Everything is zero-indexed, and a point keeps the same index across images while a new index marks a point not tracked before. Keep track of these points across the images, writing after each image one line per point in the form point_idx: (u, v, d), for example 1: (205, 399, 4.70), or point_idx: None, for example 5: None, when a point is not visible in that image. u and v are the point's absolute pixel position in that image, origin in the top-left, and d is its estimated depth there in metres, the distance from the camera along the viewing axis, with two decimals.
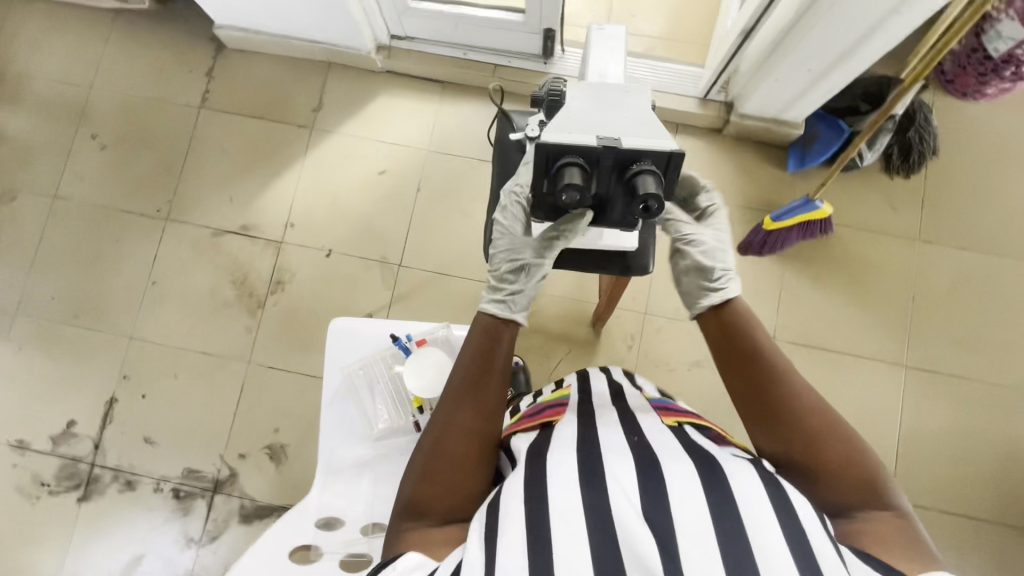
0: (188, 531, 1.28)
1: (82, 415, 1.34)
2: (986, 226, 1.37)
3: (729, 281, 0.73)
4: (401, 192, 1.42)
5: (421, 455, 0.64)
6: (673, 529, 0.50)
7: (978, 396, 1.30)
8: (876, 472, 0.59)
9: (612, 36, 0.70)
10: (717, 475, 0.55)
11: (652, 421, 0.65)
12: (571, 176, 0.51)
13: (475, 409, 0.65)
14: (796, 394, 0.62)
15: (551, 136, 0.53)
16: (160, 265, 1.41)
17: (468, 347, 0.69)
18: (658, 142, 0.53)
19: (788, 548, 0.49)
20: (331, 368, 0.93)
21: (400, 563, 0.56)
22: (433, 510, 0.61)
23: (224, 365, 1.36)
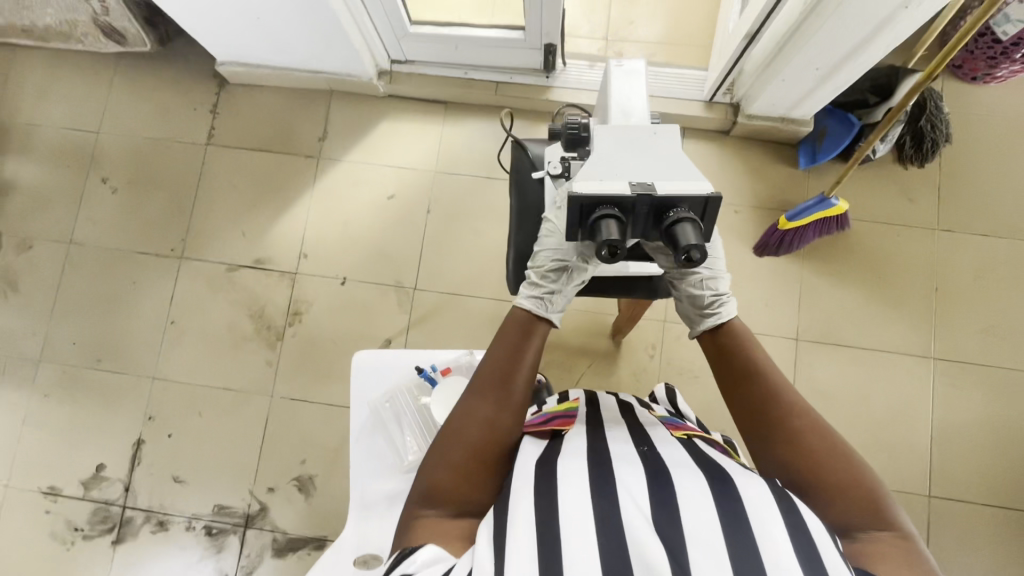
0: (222, 567, 1.29)
1: (110, 458, 1.35)
2: (1005, 210, 1.35)
3: (724, 304, 0.73)
4: (411, 216, 1.42)
5: (440, 444, 0.64)
6: (683, 542, 0.49)
7: (1009, 384, 1.28)
8: (879, 492, 0.57)
9: (632, 70, 0.67)
10: (726, 482, 0.55)
11: (663, 433, 0.65)
12: (611, 230, 0.51)
13: (499, 404, 0.65)
14: (793, 412, 0.63)
15: (585, 186, 0.54)
16: (178, 304, 1.42)
17: (499, 344, 0.69)
18: (692, 187, 0.53)
19: (795, 552, 0.49)
20: (358, 404, 0.93)
21: (418, 555, 0.54)
22: (449, 502, 0.61)
23: (248, 400, 1.36)
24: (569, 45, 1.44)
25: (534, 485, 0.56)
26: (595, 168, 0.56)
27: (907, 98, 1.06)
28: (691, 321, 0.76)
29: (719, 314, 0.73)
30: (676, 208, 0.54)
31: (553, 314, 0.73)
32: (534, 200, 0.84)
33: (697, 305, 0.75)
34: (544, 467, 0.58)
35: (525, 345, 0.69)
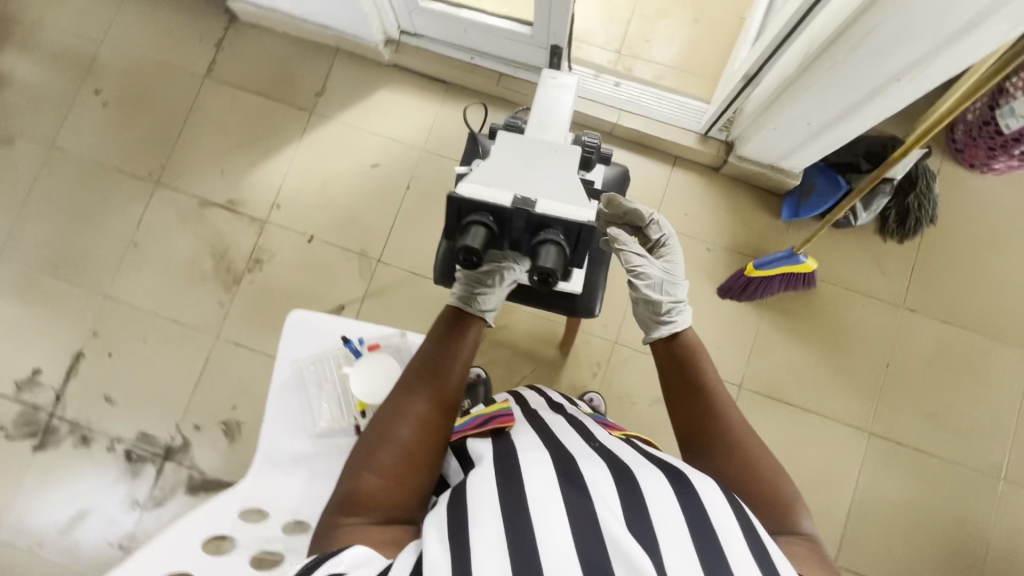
0: (134, 494, 1.30)
1: (47, 365, 1.36)
2: (974, 302, 1.35)
3: (681, 313, 0.74)
4: (390, 188, 1.42)
5: (367, 444, 0.60)
6: (655, 535, 0.50)
7: (939, 473, 1.28)
8: (796, 500, 0.58)
9: (563, 86, 0.67)
10: (688, 487, 0.54)
11: (605, 432, 0.67)
12: (475, 236, 0.50)
13: (431, 399, 0.63)
14: (733, 424, 0.62)
15: (467, 187, 0.53)
16: (144, 229, 1.42)
17: (432, 341, 0.68)
18: (570, 210, 0.52)
19: (754, 556, 0.49)
20: (281, 361, 0.93)
21: (346, 556, 0.50)
22: (375, 506, 0.56)
23: (192, 336, 1.37)
24: (581, 51, 1.43)
25: (496, 479, 0.54)
26: (484, 173, 0.55)
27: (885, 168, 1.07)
28: (645, 327, 0.76)
29: (676, 323, 0.73)
30: (550, 229, 0.52)
31: (485, 311, 0.74)
32: None
33: (654, 311, 0.75)
34: (506, 460, 0.56)
35: (459, 339, 0.68)
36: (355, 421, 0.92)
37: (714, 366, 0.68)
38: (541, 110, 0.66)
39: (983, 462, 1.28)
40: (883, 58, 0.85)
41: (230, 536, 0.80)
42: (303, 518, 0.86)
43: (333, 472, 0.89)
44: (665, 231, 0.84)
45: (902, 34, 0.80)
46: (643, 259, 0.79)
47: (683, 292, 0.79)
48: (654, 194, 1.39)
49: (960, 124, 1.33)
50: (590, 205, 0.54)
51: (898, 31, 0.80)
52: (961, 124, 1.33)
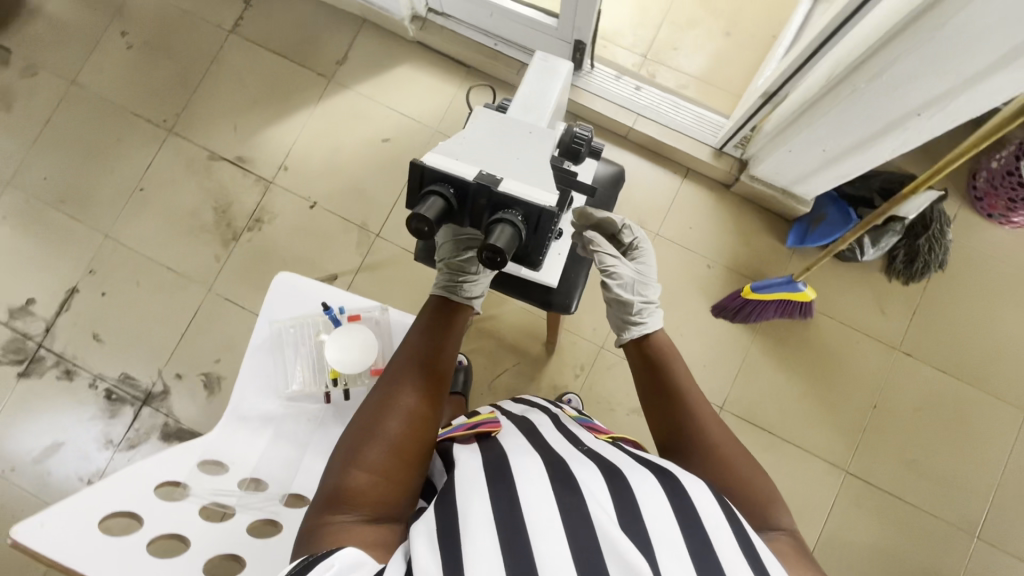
0: (109, 433, 1.32)
1: (42, 296, 1.38)
2: (973, 355, 1.31)
3: (651, 315, 0.72)
4: (398, 164, 1.41)
5: (356, 441, 0.57)
6: (649, 536, 0.49)
7: (913, 523, 1.25)
8: (771, 491, 0.58)
9: (554, 73, 0.65)
10: (681, 491, 0.53)
11: (592, 438, 0.67)
12: (430, 207, 0.48)
13: (420, 393, 0.62)
14: (705, 423, 0.61)
15: (432, 158, 0.50)
16: (152, 175, 1.43)
17: (417, 335, 0.67)
18: (535, 193, 0.49)
19: (749, 560, 0.49)
20: (262, 320, 0.93)
21: (338, 560, 0.47)
22: (363, 502, 0.54)
23: (185, 286, 1.38)
24: (606, 51, 1.41)
25: (487, 480, 0.54)
26: (453, 146, 0.53)
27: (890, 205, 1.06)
28: (616, 329, 0.74)
29: (646, 324, 0.71)
30: (510, 210, 0.49)
31: (470, 299, 0.73)
32: None
33: (624, 313, 0.73)
34: (497, 463, 0.56)
35: (445, 333, 0.68)
36: (325, 389, 0.91)
37: (684, 360, 0.66)
38: (529, 93, 0.64)
39: (960, 518, 1.25)
40: (904, 89, 0.83)
41: (184, 484, 0.81)
42: (260, 477, 0.86)
43: (297, 437, 0.89)
44: (638, 234, 0.81)
45: (925, 66, 0.78)
46: (615, 260, 0.77)
47: (654, 294, 0.77)
48: (661, 204, 1.37)
49: (983, 171, 1.30)
50: (556, 191, 0.51)
51: (925, 62, 0.78)
52: (985, 170, 1.30)
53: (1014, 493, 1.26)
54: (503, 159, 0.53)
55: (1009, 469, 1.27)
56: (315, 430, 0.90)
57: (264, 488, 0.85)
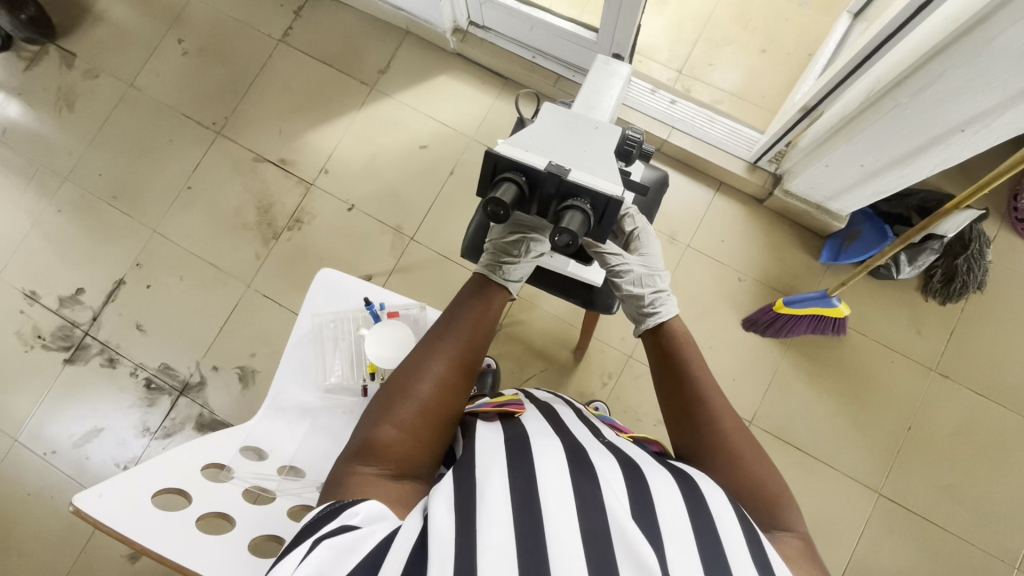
0: (147, 421, 1.36)
1: (91, 286, 1.44)
2: (1012, 379, 1.28)
3: (663, 301, 0.71)
4: (434, 170, 1.45)
5: (387, 399, 0.61)
6: (659, 530, 0.49)
7: (948, 550, 1.21)
8: (782, 487, 0.57)
9: (615, 72, 0.67)
10: (694, 488, 0.54)
11: (614, 434, 0.68)
12: (504, 192, 0.50)
13: (452, 361, 0.64)
14: (718, 411, 0.60)
15: (505, 149, 0.53)
16: (199, 174, 1.49)
17: (457, 307, 0.69)
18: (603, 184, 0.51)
19: (755, 560, 0.49)
20: (303, 313, 0.96)
21: (361, 509, 0.51)
22: (388, 457, 0.57)
23: (225, 281, 1.43)
24: (642, 65, 1.44)
25: (507, 456, 0.55)
26: (524, 138, 0.55)
27: (931, 221, 1.04)
28: (634, 322, 0.73)
29: (660, 312, 0.70)
30: (578, 197, 0.51)
31: (508, 281, 0.75)
32: None
33: (638, 305, 0.72)
34: (516, 441, 0.58)
35: (481, 308, 0.70)
36: (362, 381, 0.94)
37: (696, 345, 0.66)
38: (589, 91, 0.66)
39: (998, 548, 1.21)
40: (948, 104, 0.84)
41: (229, 467, 0.83)
42: (299, 464, 0.87)
43: (334, 429, 0.91)
44: (638, 221, 0.79)
45: (973, 81, 0.79)
46: (621, 257, 0.76)
47: (667, 281, 0.76)
48: (692, 216, 1.38)
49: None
50: (620, 181, 0.53)
51: (976, 76, 0.78)
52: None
53: None
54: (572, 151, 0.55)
55: None
56: (350, 422, 0.91)
57: (303, 475, 0.85)
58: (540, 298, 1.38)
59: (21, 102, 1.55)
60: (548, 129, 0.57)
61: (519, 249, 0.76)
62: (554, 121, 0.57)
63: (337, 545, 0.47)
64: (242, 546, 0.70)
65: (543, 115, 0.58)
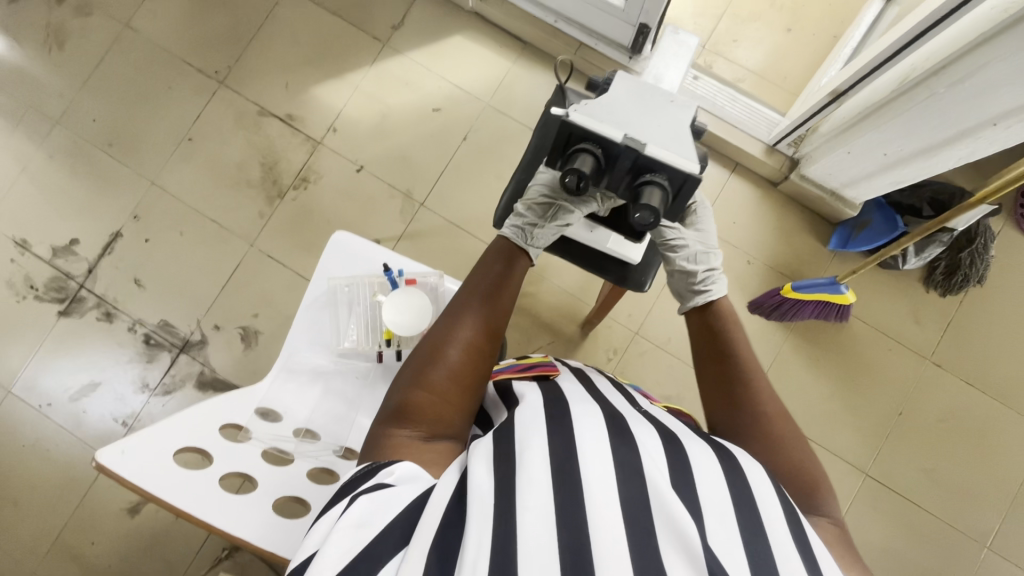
0: (146, 377, 1.34)
1: (86, 237, 1.38)
2: (1002, 371, 1.33)
3: (715, 280, 0.73)
4: (447, 135, 1.41)
5: (415, 366, 0.60)
6: (699, 506, 0.50)
7: (926, 529, 1.28)
8: (819, 474, 0.59)
9: (682, 45, 0.66)
10: (734, 464, 0.55)
11: (647, 403, 0.69)
12: (582, 163, 0.49)
13: (480, 326, 0.63)
14: (760, 385, 0.62)
15: (581, 116, 0.51)
16: (200, 125, 1.43)
17: (479, 272, 0.68)
18: (682, 160, 0.50)
19: (793, 537, 0.50)
20: (318, 276, 0.94)
21: (396, 468, 0.51)
22: (421, 420, 0.56)
23: (228, 240, 1.39)
24: None
25: (546, 418, 0.55)
26: (598, 104, 0.54)
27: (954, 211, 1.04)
28: (683, 297, 0.75)
29: (712, 291, 0.72)
30: (654, 172, 0.51)
31: (531, 247, 0.73)
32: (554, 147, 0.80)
33: (689, 281, 0.74)
34: (555, 403, 0.57)
35: (505, 275, 0.68)
36: (378, 348, 0.93)
37: (741, 327, 0.68)
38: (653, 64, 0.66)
39: (973, 528, 1.28)
40: (985, 97, 0.83)
41: (246, 428, 0.83)
42: (314, 429, 0.87)
43: (347, 394, 0.92)
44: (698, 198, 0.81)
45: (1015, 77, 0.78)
46: (678, 231, 0.77)
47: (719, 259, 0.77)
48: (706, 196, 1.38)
49: None
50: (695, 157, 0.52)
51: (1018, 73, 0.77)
52: None
53: None
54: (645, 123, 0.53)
55: None
56: (363, 388, 0.92)
57: (319, 439, 0.86)
58: (549, 271, 1.37)
59: (6, 37, 1.45)
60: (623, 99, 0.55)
61: (546, 213, 0.75)
62: (628, 91, 0.56)
63: (371, 502, 0.48)
64: (268, 509, 0.69)
65: (618, 84, 0.56)
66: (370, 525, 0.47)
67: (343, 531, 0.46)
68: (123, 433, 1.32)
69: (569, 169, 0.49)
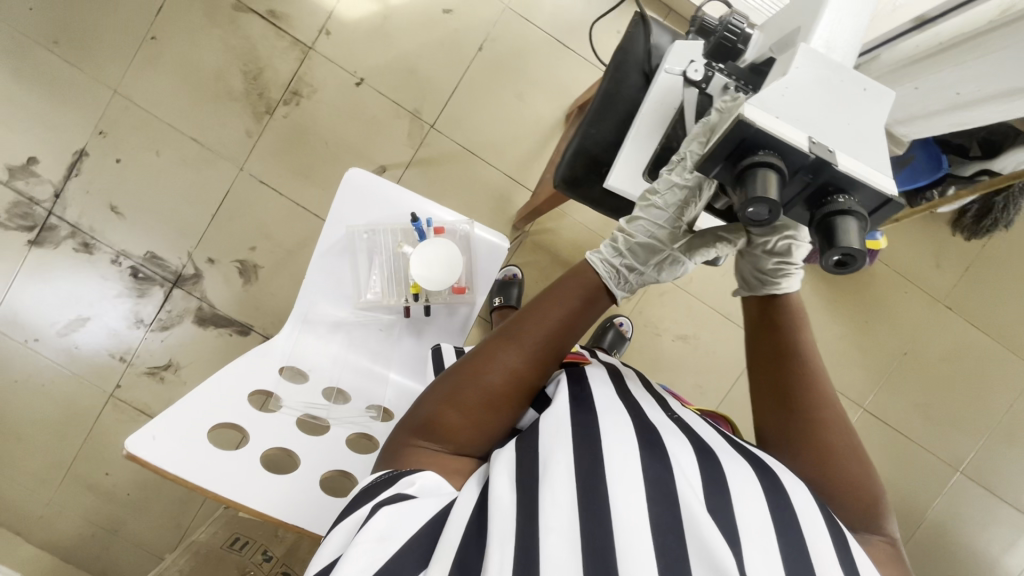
0: (139, 312, 1.25)
1: (45, 155, 1.21)
2: (1006, 314, 1.36)
3: (787, 277, 0.67)
4: (459, 44, 1.24)
5: (453, 382, 0.59)
6: (736, 529, 0.51)
7: (914, 459, 1.36)
8: (879, 491, 0.61)
9: None
10: (775, 481, 0.56)
11: (679, 406, 0.70)
12: (765, 179, 0.41)
13: (531, 355, 0.59)
14: (821, 402, 0.63)
15: (760, 116, 0.42)
16: (167, 21, 1.21)
17: (543, 296, 0.62)
18: (878, 179, 0.42)
19: (836, 553, 0.51)
20: (335, 222, 0.83)
21: (417, 479, 0.52)
22: (449, 439, 0.57)
23: (213, 162, 1.24)
24: None
25: (573, 430, 0.54)
26: (776, 96, 0.45)
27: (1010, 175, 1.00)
28: (745, 281, 0.71)
29: (779, 286, 0.67)
30: (846, 192, 0.43)
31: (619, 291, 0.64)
32: (632, 92, 0.75)
33: (758, 270, 0.68)
34: (584, 410, 0.57)
35: (571, 304, 0.61)
36: (405, 302, 0.87)
37: (813, 336, 0.66)
38: (830, 19, 0.51)
39: (955, 459, 1.37)
40: None
41: (276, 394, 0.77)
42: (342, 389, 0.84)
43: (371, 346, 0.88)
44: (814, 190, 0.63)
45: None
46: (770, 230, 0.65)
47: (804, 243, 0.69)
48: None
49: None
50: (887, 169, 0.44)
51: None
52: None
53: (1005, 440, 1.38)
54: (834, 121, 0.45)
55: (1007, 418, 1.38)
56: (386, 341, 0.88)
57: (350, 400, 0.83)
58: (569, 206, 1.28)
59: None
60: (805, 87, 0.45)
61: (649, 258, 0.65)
62: (809, 75, 0.46)
63: (393, 513, 0.48)
64: (316, 486, 0.68)
65: (798, 65, 0.46)
66: (391, 538, 0.47)
67: (364, 544, 0.46)
68: (122, 369, 1.26)
69: (752, 196, 0.41)
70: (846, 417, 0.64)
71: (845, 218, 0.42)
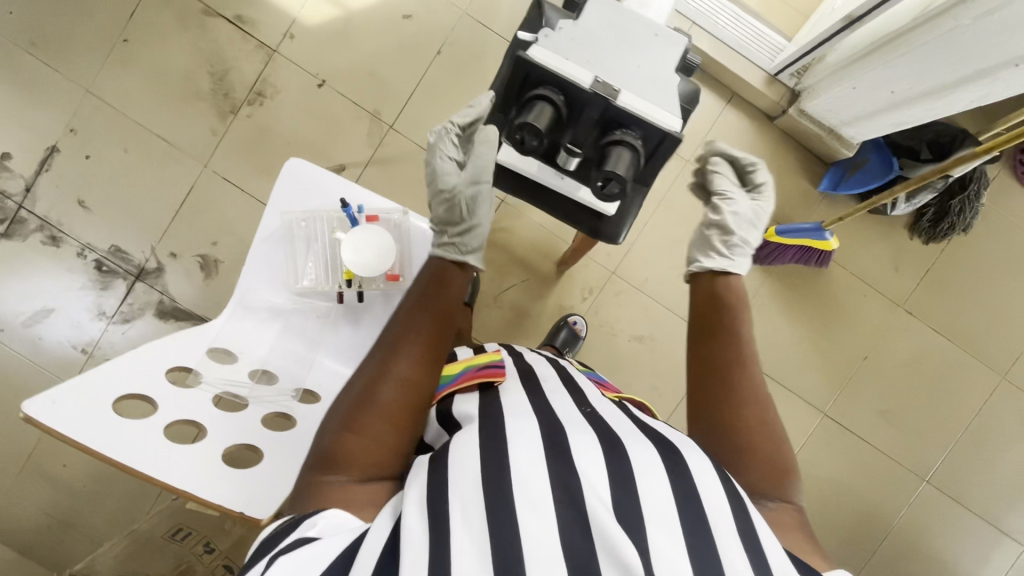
0: (101, 304, 1.27)
1: (18, 151, 1.25)
2: (971, 321, 1.35)
3: (738, 255, 0.75)
4: (418, 48, 1.28)
5: (347, 408, 0.56)
6: (641, 515, 0.49)
7: (877, 467, 1.33)
8: (790, 462, 0.60)
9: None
10: (682, 469, 0.54)
11: (595, 393, 0.69)
12: (545, 108, 0.61)
13: (417, 359, 0.59)
14: (746, 377, 0.64)
15: (545, 62, 0.62)
16: (139, 25, 1.27)
17: (417, 299, 0.64)
18: (646, 111, 0.62)
19: (744, 546, 0.49)
20: (271, 210, 0.86)
21: (319, 519, 0.49)
22: (354, 462, 0.53)
23: (178, 158, 1.28)
24: None
25: (481, 440, 0.52)
26: (569, 48, 0.63)
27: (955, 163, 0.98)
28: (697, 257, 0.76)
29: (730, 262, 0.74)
30: (622, 127, 0.63)
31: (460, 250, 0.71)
32: None
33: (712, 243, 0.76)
34: (492, 422, 0.55)
35: (439, 299, 0.64)
36: (338, 288, 0.89)
37: (747, 315, 0.68)
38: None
39: (920, 468, 1.34)
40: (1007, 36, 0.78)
41: (196, 370, 0.78)
42: (270, 369, 0.84)
43: (306, 331, 0.88)
44: (762, 177, 0.83)
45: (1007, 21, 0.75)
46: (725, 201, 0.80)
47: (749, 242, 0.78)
48: (701, 124, 1.27)
49: None
50: (664, 107, 0.63)
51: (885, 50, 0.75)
52: None
53: (974, 450, 1.35)
54: (617, 70, 0.64)
55: (974, 427, 1.35)
56: (322, 328, 0.88)
57: (276, 382, 0.83)
58: (523, 207, 1.30)
59: None
60: (596, 40, 0.65)
61: (461, 209, 0.74)
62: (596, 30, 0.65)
63: (291, 561, 0.46)
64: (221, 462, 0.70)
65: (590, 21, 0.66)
66: None
67: None
68: (84, 361, 1.27)
69: (532, 120, 0.60)
70: (768, 392, 0.64)
71: (617, 144, 0.61)
